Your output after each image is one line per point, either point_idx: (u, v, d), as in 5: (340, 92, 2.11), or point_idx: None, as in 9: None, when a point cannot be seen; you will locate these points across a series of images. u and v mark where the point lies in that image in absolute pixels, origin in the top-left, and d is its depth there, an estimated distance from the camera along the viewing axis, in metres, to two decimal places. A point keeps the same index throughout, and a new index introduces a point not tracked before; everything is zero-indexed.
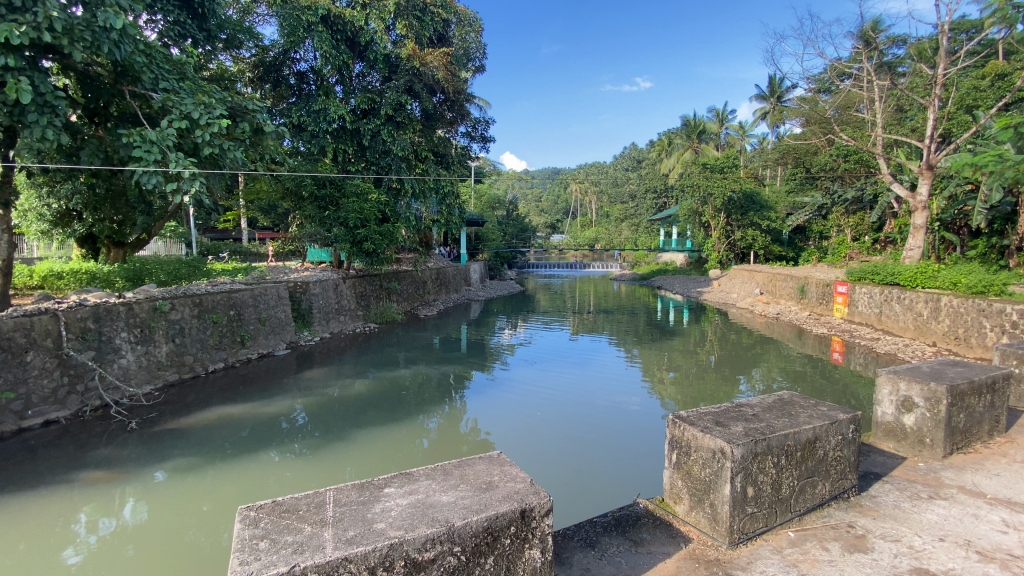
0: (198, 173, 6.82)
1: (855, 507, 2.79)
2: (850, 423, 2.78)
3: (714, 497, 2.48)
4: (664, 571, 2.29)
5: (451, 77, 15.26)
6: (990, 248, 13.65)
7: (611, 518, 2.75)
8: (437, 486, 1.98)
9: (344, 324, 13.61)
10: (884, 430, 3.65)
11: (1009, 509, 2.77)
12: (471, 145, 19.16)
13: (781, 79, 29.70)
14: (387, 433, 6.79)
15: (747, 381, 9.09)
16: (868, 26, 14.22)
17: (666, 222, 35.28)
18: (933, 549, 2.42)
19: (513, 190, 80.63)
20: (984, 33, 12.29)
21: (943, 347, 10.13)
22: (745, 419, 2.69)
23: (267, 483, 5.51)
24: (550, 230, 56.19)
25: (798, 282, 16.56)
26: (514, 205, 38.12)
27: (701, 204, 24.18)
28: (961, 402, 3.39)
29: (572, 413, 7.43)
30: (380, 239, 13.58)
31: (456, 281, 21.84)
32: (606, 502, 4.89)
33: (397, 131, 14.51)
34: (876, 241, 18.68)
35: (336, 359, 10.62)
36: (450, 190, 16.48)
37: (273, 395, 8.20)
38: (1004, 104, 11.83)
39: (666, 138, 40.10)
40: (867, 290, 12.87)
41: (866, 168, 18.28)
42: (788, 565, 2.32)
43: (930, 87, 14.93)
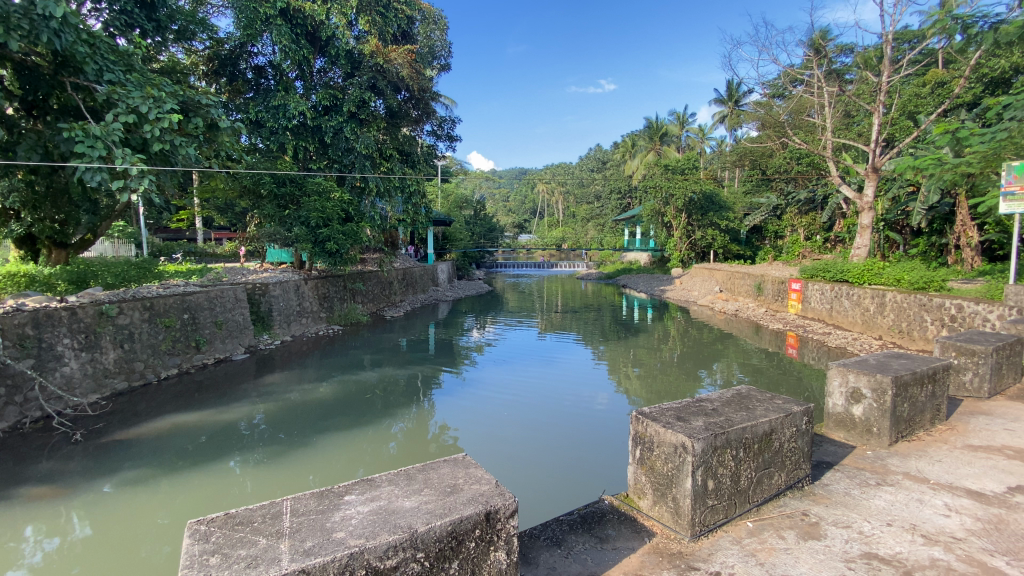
0: (147, 170, 6.47)
1: (808, 495, 2.90)
2: (804, 415, 2.88)
3: (675, 492, 2.53)
4: (629, 566, 2.32)
5: (416, 75, 15.09)
6: (930, 246, 14.58)
7: (576, 515, 2.76)
8: (400, 492, 1.93)
9: (306, 326, 13.24)
10: (834, 420, 3.81)
11: (951, 493, 2.94)
12: (437, 143, 19.03)
13: (738, 83, 30.72)
14: (352, 438, 6.65)
15: (707, 375, 9.40)
16: (818, 35, 14.89)
17: (630, 222, 36.08)
18: (882, 534, 2.54)
19: (480, 190, 80.37)
20: (926, 43, 12.99)
21: (888, 340, 10.70)
22: (706, 414, 2.75)
23: (227, 492, 5.32)
24: (517, 230, 56.41)
25: (755, 280, 17.18)
26: (481, 205, 38.11)
27: (663, 204, 24.76)
28: (905, 392, 3.59)
29: (539, 412, 7.43)
30: (344, 239, 13.23)
31: (422, 281, 21.61)
32: (572, 500, 4.93)
33: (360, 128, 14.25)
34: (826, 241, 19.54)
35: (298, 362, 10.29)
36: (415, 189, 16.17)
37: (232, 401, 7.88)
38: (942, 110, 12.57)
39: (630, 140, 40.90)
40: (819, 287, 13.48)
41: (817, 171, 19.18)
42: (747, 554, 2.39)
43: (876, 93, 15.75)
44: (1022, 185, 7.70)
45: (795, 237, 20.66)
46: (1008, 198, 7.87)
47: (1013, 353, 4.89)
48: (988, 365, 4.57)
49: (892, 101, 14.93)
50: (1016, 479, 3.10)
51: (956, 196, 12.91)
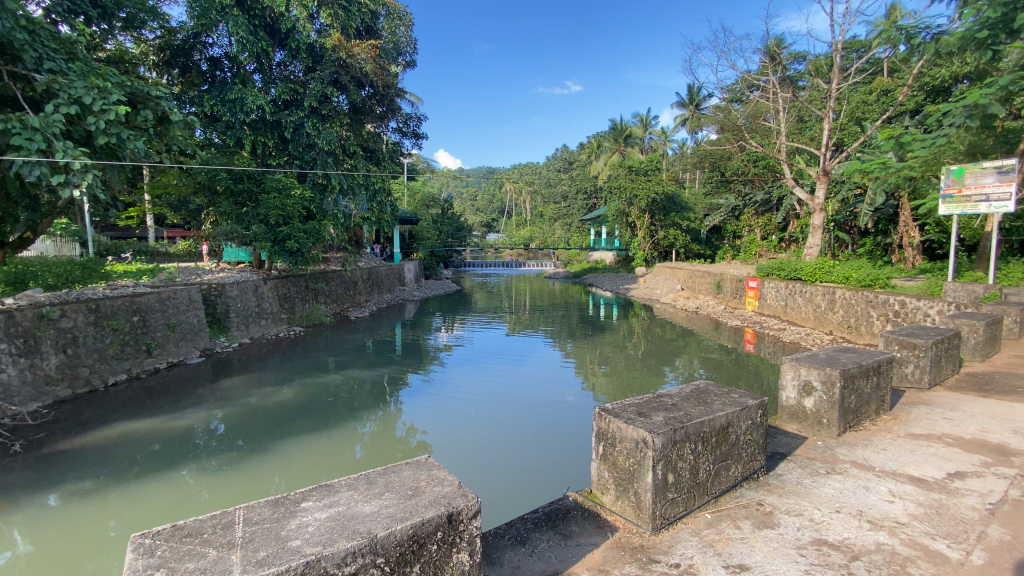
0: (91, 165, 6.15)
1: (763, 486, 3.01)
2: (758, 408, 2.98)
3: (637, 486, 2.57)
4: (592, 562, 2.34)
5: (380, 71, 14.85)
6: (875, 246, 15.42)
7: (540, 513, 2.77)
8: (359, 496, 1.88)
9: (265, 328, 12.81)
10: (788, 413, 3.96)
11: (894, 480, 3.11)
12: (402, 140, 18.77)
13: (699, 87, 31.63)
14: (316, 441, 6.49)
15: (670, 371, 9.64)
16: (773, 43, 15.48)
17: (596, 222, 36.66)
18: (831, 521, 2.66)
19: (447, 189, 79.92)
20: (872, 52, 13.66)
21: (838, 335, 11.23)
22: (666, 409, 2.81)
23: (184, 502, 5.11)
24: (484, 230, 56.37)
25: (715, 278, 17.74)
26: (449, 203, 37.93)
27: (627, 204, 25.21)
28: (852, 384, 3.77)
29: (507, 411, 7.46)
30: (305, 238, 12.81)
31: (388, 281, 21.28)
32: (537, 497, 4.98)
33: (323, 124, 13.87)
34: (781, 241, 20.37)
35: (257, 366, 9.94)
36: (380, 187, 15.91)
37: (186, 407, 7.53)
38: (888, 116, 13.28)
39: (595, 141, 41.46)
40: (774, 284, 14.03)
41: (773, 174, 19.97)
42: (705, 545, 2.45)
43: (827, 99, 16.52)
44: (959, 187, 8.23)
45: (752, 237, 21.48)
46: (947, 199, 8.39)
47: (950, 346, 5.22)
48: (928, 357, 4.86)
49: (841, 107, 15.68)
50: (954, 465, 3.30)
51: (900, 199, 13.69)
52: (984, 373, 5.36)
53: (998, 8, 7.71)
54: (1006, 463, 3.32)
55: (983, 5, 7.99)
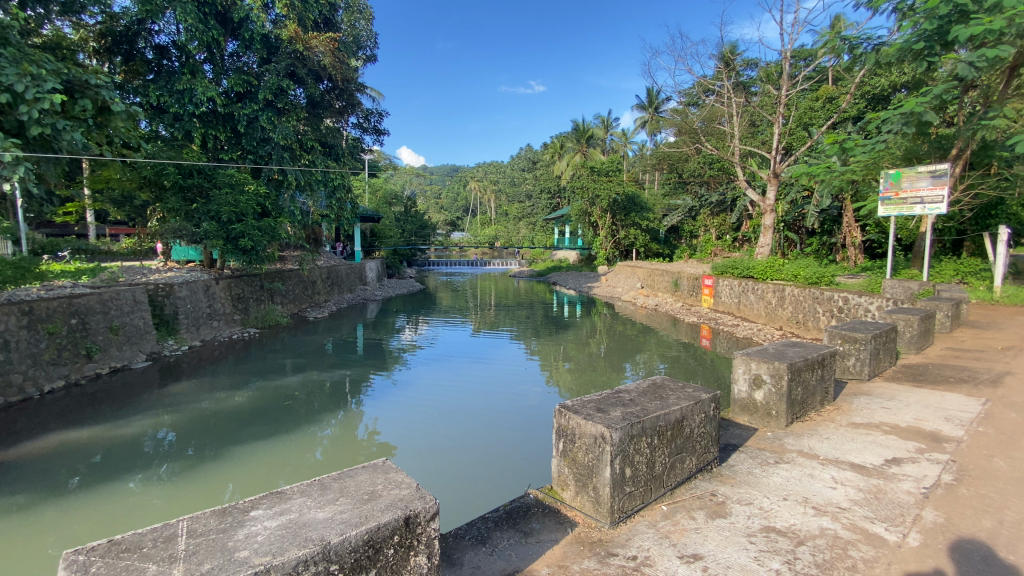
0: (23, 157, 5.68)
1: (716, 476, 3.12)
2: (711, 402, 3.08)
3: (595, 481, 2.62)
4: (551, 558, 2.37)
5: (339, 64, 14.47)
6: (821, 246, 16.25)
7: (501, 511, 2.76)
8: (312, 503, 1.83)
9: (217, 330, 12.26)
10: (739, 405, 4.12)
11: (837, 467, 3.28)
12: (362, 136, 18.38)
13: (657, 91, 32.43)
14: (272, 446, 6.30)
15: (631, 367, 9.87)
16: (727, 49, 16.01)
17: (560, 222, 37.06)
18: (779, 508, 2.78)
19: (410, 187, 78.79)
20: (818, 61, 14.35)
21: (787, 330, 11.76)
22: (623, 404, 2.87)
23: (131, 514, 4.86)
24: (447, 228, 56.02)
25: (672, 276, 18.26)
26: (412, 201, 37.51)
27: (589, 204, 25.58)
28: (799, 377, 3.94)
29: (470, 410, 7.44)
30: (260, 236, 12.40)
31: (349, 280, 20.79)
32: (497, 495, 5.01)
33: (278, 118, 13.38)
34: (735, 240, 21.19)
35: (209, 369, 9.50)
36: (340, 184, 15.51)
37: (132, 414, 7.14)
38: (832, 122, 13.98)
39: (558, 141, 41.80)
40: (728, 282, 14.57)
41: (727, 176, 20.74)
42: (661, 537, 2.52)
43: (777, 105, 17.27)
44: (897, 190, 8.76)
45: (707, 236, 22.28)
46: (885, 203, 8.90)
47: (888, 340, 5.55)
48: (868, 350, 5.15)
49: (790, 113, 16.42)
50: (891, 452, 3.51)
51: (843, 201, 14.47)
52: (918, 365, 5.73)
53: (932, 22, 8.25)
54: (938, 449, 3.56)
55: (919, 18, 8.54)
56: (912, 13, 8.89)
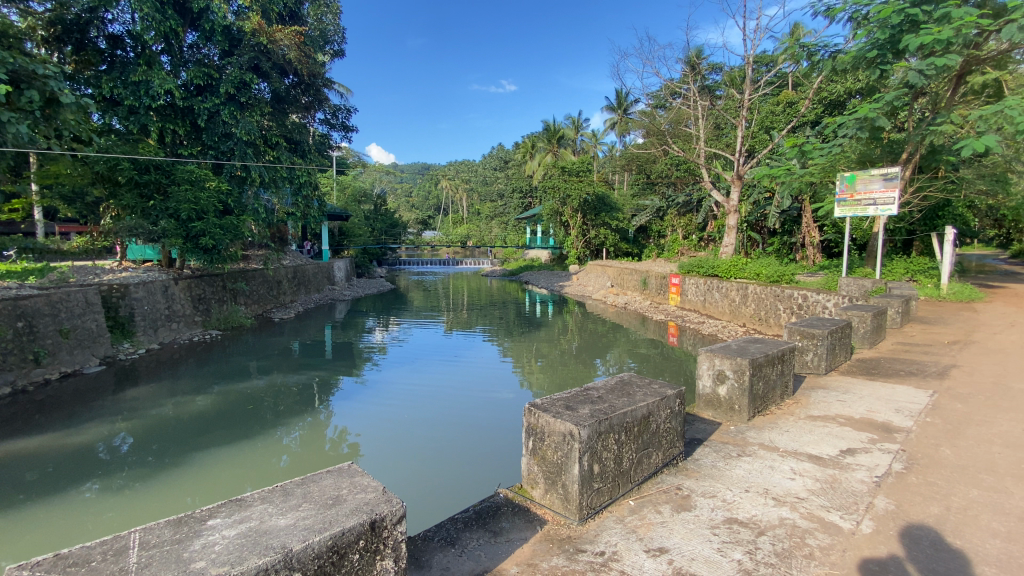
0: None
1: (681, 471, 3.19)
2: (677, 397, 3.16)
3: (565, 479, 2.64)
4: (521, 556, 2.37)
5: (305, 59, 14.12)
6: (782, 245, 16.84)
7: (471, 512, 2.75)
8: (274, 510, 1.77)
9: (176, 332, 11.78)
10: (704, 401, 4.22)
11: (795, 459, 3.41)
12: (330, 133, 17.99)
13: (626, 92, 32.87)
14: (237, 452, 6.11)
15: (601, 365, 10.01)
16: (693, 53, 16.38)
17: (531, 222, 37.21)
18: (741, 500, 2.87)
19: (379, 185, 77.51)
20: (779, 67, 14.84)
21: (750, 327, 12.13)
22: (592, 401, 2.90)
23: (85, 525, 4.64)
24: (418, 228, 55.47)
25: (641, 275, 18.59)
26: (382, 199, 36.98)
27: (561, 204, 25.77)
28: (760, 372, 4.08)
29: (442, 410, 7.44)
30: (222, 234, 12.08)
31: (316, 280, 20.34)
32: (466, 496, 5.01)
33: (241, 112, 12.97)
34: (701, 240, 21.73)
35: (168, 373, 9.12)
36: (306, 181, 15.19)
37: (84, 421, 6.79)
38: (792, 126, 14.50)
39: (529, 141, 41.92)
40: (694, 281, 14.94)
41: (693, 177, 21.23)
42: (628, 532, 2.56)
43: (740, 109, 17.80)
44: (852, 193, 9.16)
45: (675, 236, 22.77)
46: (842, 203, 9.30)
47: (843, 335, 5.80)
48: (824, 346, 5.37)
49: (752, 117, 16.95)
50: (846, 443, 3.67)
51: (802, 202, 15.04)
52: (871, 359, 6.01)
53: (885, 32, 8.64)
54: (889, 439, 3.73)
55: (873, 28, 8.92)
56: (866, 22, 9.29)
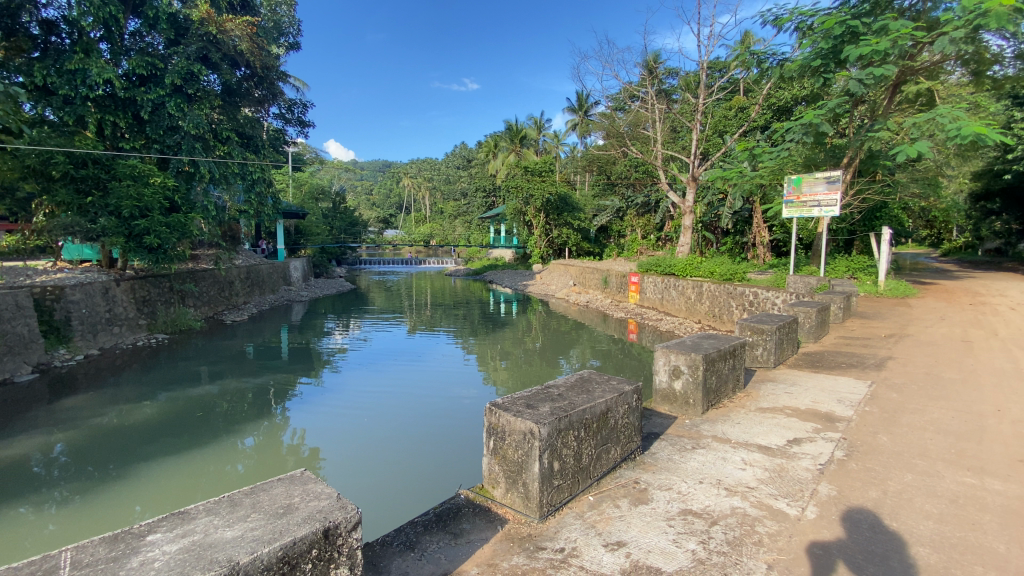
0: None
1: (639, 465, 3.27)
2: (634, 393, 3.23)
3: (525, 477, 2.65)
4: (481, 557, 2.37)
5: (258, 51, 13.59)
6: (734, 245, 17.53)
7: (431, 514, 2.71)
8: (220, 522, 1.70)
9: (119, 337, 11.12)
10: (660, 395, 4.34)
11: (746, 449, 3.55)
12: (285, 128, 17.40)
13: (587, 94, 33.35)
14: (188, 461, 5.83)
15: (565, 363, 10.13)
16: (650, 58, 16.81)
17: (495, 221, 37.23)
18: (694, 491, 2.97)
19: (337, 182, 75.49)
20: (731, 73, 15.41)
21: (706, 323, 12.54)
22: (552, 399, 2.93)
23: (19, 542, 4.34)
24: (379, 226, 54.52)
25: (602, 274, 18.93)
26: (340, 197, 36.09)
27: (524, 204, 25.91)
28: (713, 366, 4.23)
29: (403, 411, 7.34)
30: (168, 233, 11.48)
31: (271, 280, 19.65)
32: (425, 499, 4.95)
33: (188, 105, 12.38)
34: (659, 239, 22.34)
35: (109, 380, 8.60)
36: (259, 177, 14.65)
37: (16, 432, 6.32)
38: (743, 131, 15.11)
39: (492, 140, 41.92)
40: (652, 279, 15.34)
41: (651, 178, 21.81)
42: (587, 527, 2.60)
43: (695, 113, 18.39)
44: (798, 195, 9.63)
45: (634, 236, 23.33)
46: (789, 205, 9.77)
47: (790, 330, 6.09)
48: (773, 340, 5.61)
49: (706, 120, 17.55)
50: (792, 432, 3.85)
51: (753, 203, 15.71)
52: (815, 353, 6.34)
53: (828, 42, 9.11)
54: (831, 428, 3.95)
55: (817, 38, 9.38)
56: (811, 33, 9.76)
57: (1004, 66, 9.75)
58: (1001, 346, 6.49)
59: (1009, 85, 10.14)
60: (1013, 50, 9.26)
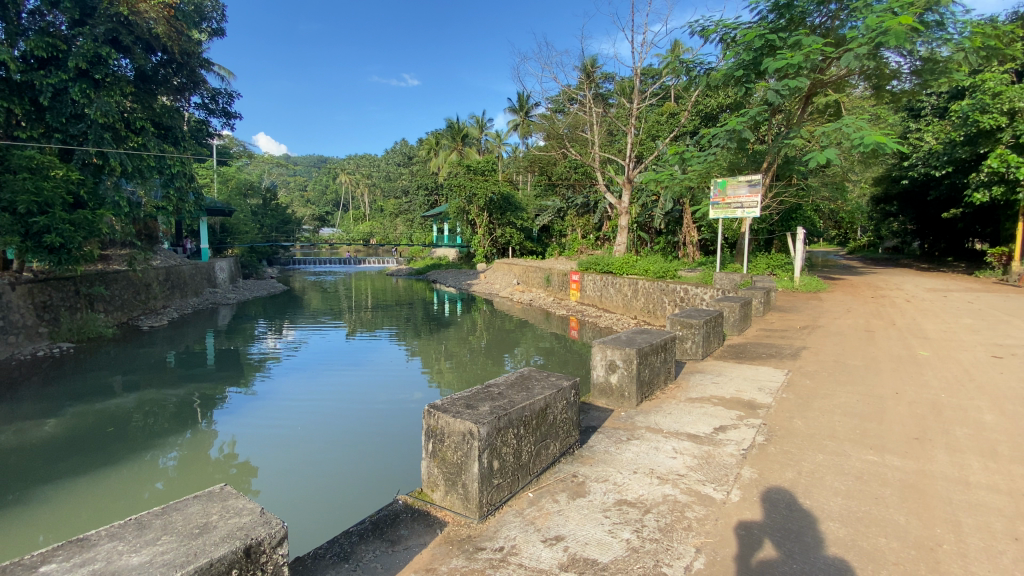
0: None
1: (577, 458, 3.35)
2: (572, 388, 3.29)
3: (464, 478, 2.63)
4: (419, 563, 2.33)
5: (176, 36, 12.57)
6: (667, 244, 18.36)
7: (367, 523, 2.63)
8: (125, 547, 1.56)
9: (15, 347, 9.97)
10: (598, 390, 4.46)
11: (677, 438, 3.72)
12: (208, 119, 16.29)
13: (527, 96, 33.70)
14: (101, 481, 5.33)
15: (510, 360, 10.24)
16: (587, 62, 17.25)
17: (438, 220, 36.81)
18: (629, 482, 3.07)
19: (269, 178, 71.63)
20: (663, 80, 16.10)
21: (641, 319, 13.06)
22: (492, 398, 2.93)
23: None
24: (315, 224, 52.35)
25: (544, 273, 19.22)
26: (271, 194, 34.32)
27: (466, 203, 25.80)
28: (646, 360, 4.41)
29: (341, 417, 7.06)
30: (73, 232, 10.38)
31: (194, 282, 18.34)
32: (359, 507, 4.79)
33: (96, 91, 11.28)
34: (598, 239, 23.00)
35: (4, 395, 7.68)
36: (179, 171, 13.68)
37: None
38: (675, 135, 15.85)
39: (433, 137, 41.36)
40: (591, 277, 15.74)
41: (589, 180, 22.40)
42: (527, 524, 2.63)
43: (631, 117, 19.08)
44: (723, 197, 10.22)
45: (574, 236, 23.90)
46: (715, 207, 10.35)
47: (716, 324, 6.46)
48: (701, 334, 5.93)
49: (640, 125, 18.27)
50: (718, 421, 4.08)
51: (683, 205, 16.55)
52: (739, 344, 6.76)
53: (749, 54, 9.76)
54: (753, 415, 4.24)
55: (740, 49, 10.01)
56: (734, 44, 10.40)
57: (900, 81, 10.82)
58: (897, 334, 7.22)
59: (904, 99, 11.28)
60: (910, 67, 10.26)
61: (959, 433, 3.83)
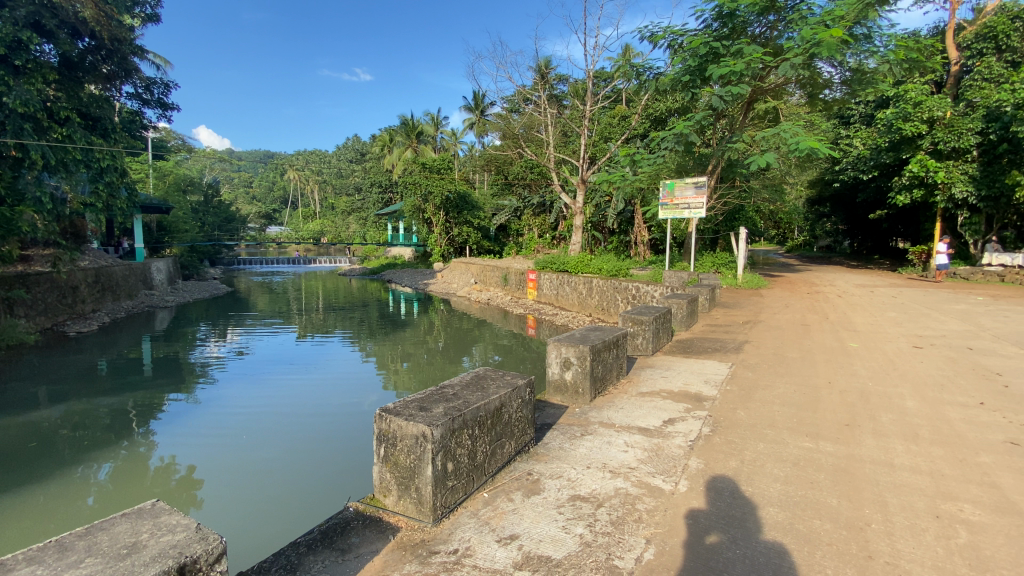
0: None
1: (532, 456, 3.38)
2: (527, 387, 3.32)
3: (417, 482, 2.60)
4: (371, 570, 2.28)
5: (107, 21, 11.65)
6: (620, 243, 18.80)
7: (316, 532, 2.55)
8: (42, 572, 1.44)
9: None
10: (553, 387, 4.51)
11: (628, 433, 3.82)
12: (143, 110, 15.28)
13: (482, 95, 33.63)
14: (21, 501, 4.91)
15: (468, 360, 10.22)
16: (542, 63, 17.37)
17: (393, 218, 36.11)
18: (583, 477, 3.13)
19: (210, 172, 67.88)
20: (615, 83, 16.45)
21: (596, 316, 13.31)
22: (446, 400, 2.91)
23: None
24: (261, 222, 50.10)
25: (501, 271, 19.23)
26: (213, 191, 32.55)
27: (422, 201, 25.46)
28: (599, 356, 4.50)
29: (290, 424, 6.82)
30: None
31: (127, 284, 17.14)
32: (309, 517, 4.65)
33: (14, 78, 10.33)
34: (553, 239, 23.25)
35: None
36: (107, 164, 12.47)
37: None
38: (626, 138, 16.25)
39: (386, 134, 40.52)
40: (548, 276, 15.89)
41: (545, 180, 22.63)
42: (482, 524, 2.63)
43: (584, 119, 19.39)
44: (672, 198, 10.56)
45: (531, 235, 24.06)
46: (664, 207, 10.67)
47: (666, 320, 6.68)
48: (651, 330, 6.12)
49: (594, 126, 18.60)
50: (667, 414, 4.23)
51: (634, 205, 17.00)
52: (687, 340, 7.03)
53: (695, 60, 10.14)
54: (699, 407, 4.41)
55: (686, 56, 10.38)
56: (681, 51, 10.76)
57: (831, 90, 11.60)
58: (830, 328, 7.71)
59: (835, 107, 12.08)
60: (840, 77, 11.01)
61: (884, 418, 4.14)
